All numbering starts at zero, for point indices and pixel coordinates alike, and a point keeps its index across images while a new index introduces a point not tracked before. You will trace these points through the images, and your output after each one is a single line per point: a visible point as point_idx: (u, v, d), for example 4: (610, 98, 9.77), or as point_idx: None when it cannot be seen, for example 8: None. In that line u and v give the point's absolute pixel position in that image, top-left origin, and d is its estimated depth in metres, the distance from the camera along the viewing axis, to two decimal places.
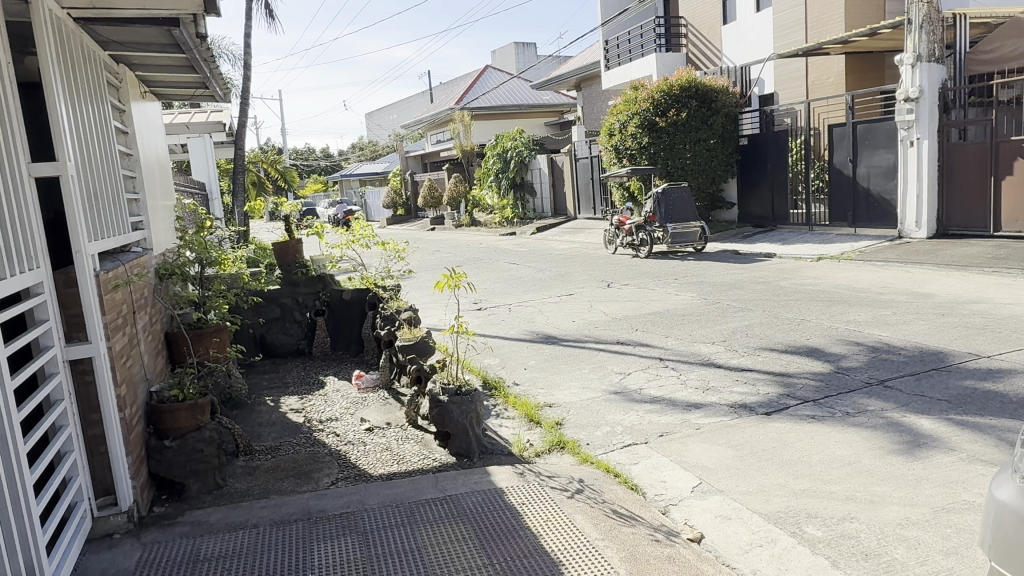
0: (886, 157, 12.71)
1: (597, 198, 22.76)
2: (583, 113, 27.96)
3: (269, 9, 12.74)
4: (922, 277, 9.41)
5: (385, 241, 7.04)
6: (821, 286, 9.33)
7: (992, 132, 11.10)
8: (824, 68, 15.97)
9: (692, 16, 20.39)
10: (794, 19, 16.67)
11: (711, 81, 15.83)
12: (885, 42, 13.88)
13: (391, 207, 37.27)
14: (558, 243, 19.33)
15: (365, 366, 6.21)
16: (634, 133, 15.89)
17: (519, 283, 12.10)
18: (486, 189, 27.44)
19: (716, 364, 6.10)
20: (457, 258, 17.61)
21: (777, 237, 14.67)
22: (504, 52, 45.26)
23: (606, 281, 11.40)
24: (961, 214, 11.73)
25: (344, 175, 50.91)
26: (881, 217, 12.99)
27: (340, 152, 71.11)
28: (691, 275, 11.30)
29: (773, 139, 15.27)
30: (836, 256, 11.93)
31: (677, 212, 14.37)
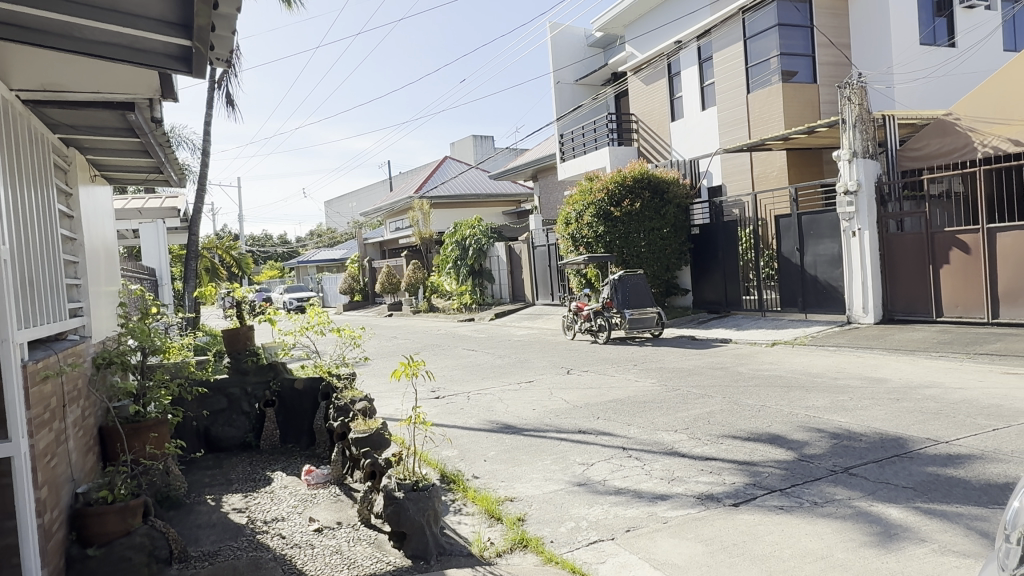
0: (830, 246, 13.22)
1: (555, 285, 23.02)
2: (540, 202, 28.70)
3: (231, 99, 12.88)
4: (874, 362, 9.60)
5: (340, 328, 6.88)
6: (778, 372, 9.41)
7: (927, 224, 11.71)
8: (767, 162, 16.83)
9: (642, 114, 21.47)
10: (737, 117, 17.68)
11: (662, 173, 16.46)
12: (823, 139, 14.75)
13: (348, 293, 37.02)
14: (516, 329, 19.33)
15: (316, 461, 5.89)
16: (590, 222, 16.34)
17: (477, 371, 11.92)
18: (444, 275, 27.55)
19: (680, 453, 5.99)
20: (414, 345, 17.41)
21: (731, 322, 14.94)
22: (462, 145, 46.72)
23: (566, 367, 11.32)
24: (904, 301, 12.15)
25: (301, 261, 50.69)
26: (829, 303, 13.38)
27: (298, 239, 71.07)
28: (651, 361, 11.31)
29: (724, 228, 15.81)
30: (789, 342, 12.16)
31: (633, 298, 14.57)
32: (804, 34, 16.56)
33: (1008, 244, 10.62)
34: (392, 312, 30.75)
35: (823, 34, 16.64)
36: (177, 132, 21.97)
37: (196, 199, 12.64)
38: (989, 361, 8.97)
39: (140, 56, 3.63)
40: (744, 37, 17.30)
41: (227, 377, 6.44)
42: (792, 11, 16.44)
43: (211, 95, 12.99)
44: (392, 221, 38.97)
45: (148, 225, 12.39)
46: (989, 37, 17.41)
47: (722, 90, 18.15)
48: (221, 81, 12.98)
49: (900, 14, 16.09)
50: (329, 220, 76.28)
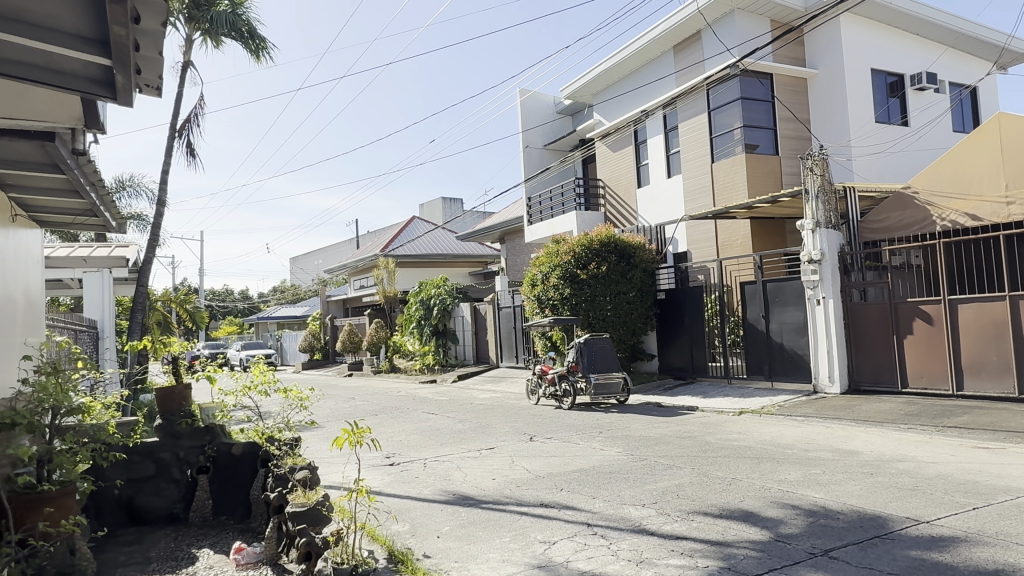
0: (796, 314, 13.21)
1: (520, 347, 22.66)
2: (507, 263, 28.64)
3: (191, 148, 12.57)
4: (843, 433, 9.37)
5: (286, 388, 6.41)
6: (747, 442, 9.11)
7: (890, 294, 11.78)
8: (731, 230, 17.00)
9: (609, 180, 21.74)
10: (701, 184, 17.96)
11: (629, 237, 16.48)
12: (786, 208, 14.97)
13: (308, 351, 36.09)
14: (479, 392, 18.80)
15: (249, 536, 5.33)
16: (556, 284, 16.20)
17: (436, 436, 11.37)
18: (407, 334, 27.01)
19: (649, 531, 5.57)
20: (372, 406, 16.74)
21: (697, 389, 14.70)
22: (431, 206, 46.93)
23: (529, 434, 10.85)
24: (870, 370, 12.09)
25: (261, 317, 49.53)
26: (795, 371, 13.27)
27: (260, 295, 69.80)
28: (616, 429, 10.92)
29: (690, 294, 15.77)
30: (757, 411, 11.92)
31: (599, 362, 14.25)
32: (766, 109, 17.11)
33: (970, 316, 10.68)
34: (352, 372, 30.01)
35: (783, 109, 17.23)
36: (135, 181, 21.47)
37: (147, 248, 12.11)
38: (958, 434, 8.82)
39: (61, 78, 3.92)
40: (708, 108, 17.74)
41: (157, 441, 5.87)
42: (754, 86, 16.98)
43: (170, 143, 12.67)
44: (356, 278, 38.47)
45: (92, 274, 11.79)
46: (939, 118, 18.20)
47: (686, 159, 18.48)
48: (182, 130, 12.68)
49: (857, 93, 16.74)
50: (293, 276, 75.25)
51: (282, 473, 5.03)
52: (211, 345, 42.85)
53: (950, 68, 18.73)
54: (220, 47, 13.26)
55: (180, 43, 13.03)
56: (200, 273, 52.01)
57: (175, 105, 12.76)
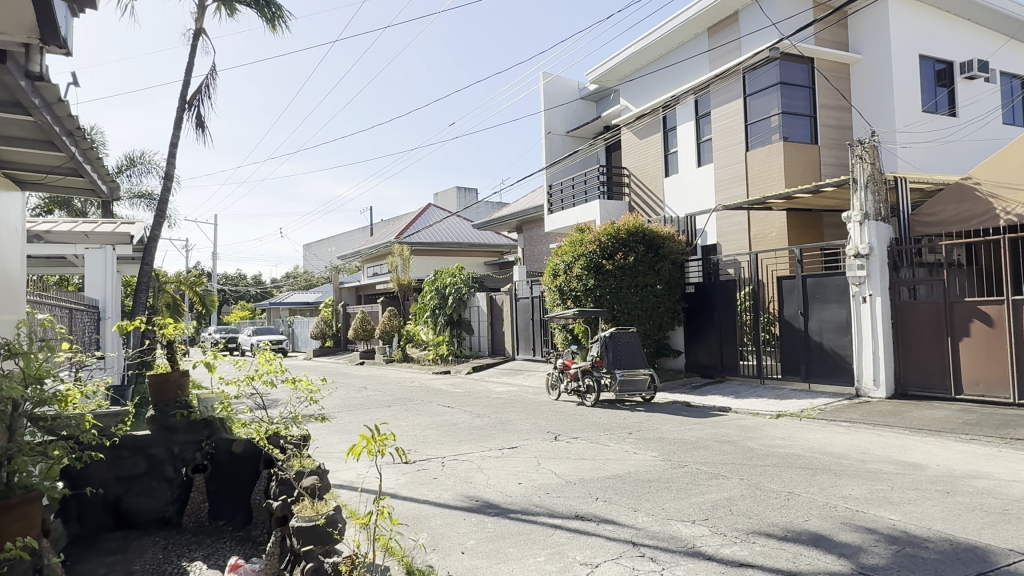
0: (837, 312, 12.39)
1: (537, 339, 21.97)
2: (525, 253, 27.93)
3: (199, 120, 11.90)
4: (899, 443, 8.58)
5: (295, 378, 5.79)
6: (794, 450, 8.34)
7: (944, 293, 10.94)
8: (765, 223, 16.13)
9: (635, 168, 20.90)
10: (734, 174, 17.10)
11: (657, 227, 15.68)
12: (829, 199, 14.11)
13: (319, 338, 35.60)
14: (495, 385, 18.12)
15: (247, 551, 4.66)
16: (580, 274, 15.46)
17: (453, 431, 10.69)
18: (421, 323, 26.36)
19: (705, 555, 4.83)
20: (385, 397, 16.11)
21: (727, 389, 13.91)
22: (447, 194, 46.28)
23: (553, 432, 10.14)
24: (919, 375, 11.26)
25: (272, 303, 49.15)
26: (835, 372, 12.45)
27: (273, 280, 69.50)
28: (647, 429, 10.19)
29: (721, 288, 14.94)
30: (796, 414, 11.13)
31: (625, 357, 13.48)
32: (805, 95, 16.20)
33: None
34: (364, 360, 29.47)
35: (824, 96, 16.31)
36: (145, 158, 20.96)
37: (153, 225, 11.49)
38: None
39: None
40: (743, 94, 16.84)
41: (149, 435, 5.21)
42: (794, 70, 16.08)
43: (179, 115, 12.01)
44: (370, 265, 37.89)
45: (94, 249, 11.18)
46: (988, 110, 17.22)
47: (719, 147, 17.61)
48: (193, 101, 12.01)
49: (903, 80, 15.80)
50: (307, 263, 74.93)
51: (287, 478, 4.34)
52: (223, 329, 42.54)
53: (1000, 57, 17.71)
54: (235, 15, 12.59)
55: (193, 10, 12.33)
56: (214, 257, 51.74)
57: (186, 75, 12.09)
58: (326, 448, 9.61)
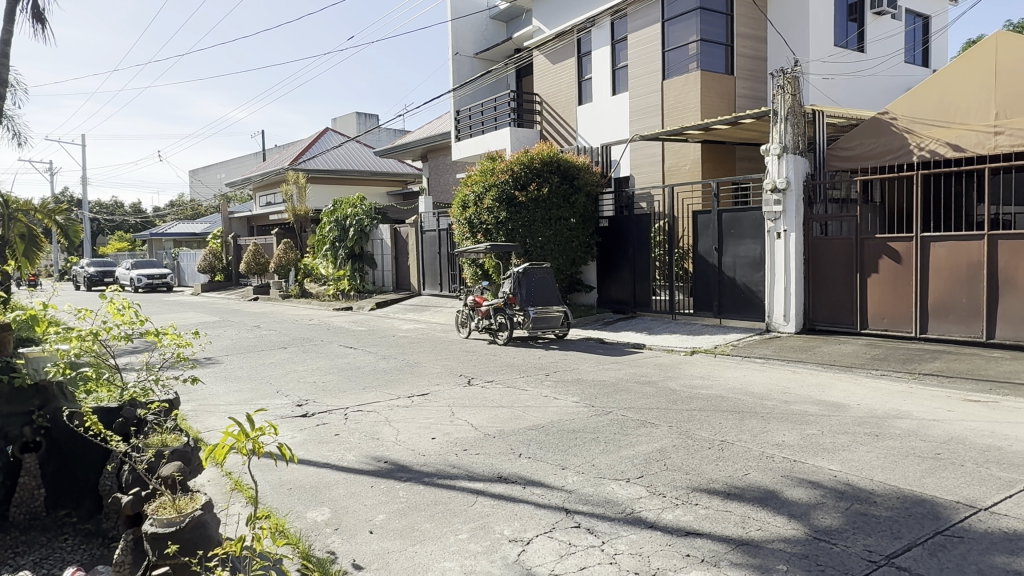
0: (751, 248, 12.27)
1: (444, 274, 21.11)
2: (430, 183, 26.70)
3: (37, 12, 9.82)
4: (816, 381, 8.54)
5: (158, 331, 4.83)
6: (716, 391, 8.09)
7: (856, 230, 10.95)
8: (679, 155, 15.76)
9: (546, 95, 19.97)
10: (649, 104, 16.54)
11: (573, 157, 14.96)
12: (745, 132, 13.82)
13: (207, 271, 33.09)
14: (401, 322, 17.22)
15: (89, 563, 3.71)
16: (491, 207, 14.61)
17: (357, 377, 9.82)
18: (320, 257, 24.80)
19: (647, 523, 4.32)
20: (280, 337, 14.89)
21: (640, 325, 13.73)
22: (345, 119, 43.58)
23: (465, 376, 9.50)
24: (828, 311, 11.39)
25: (153, 234, 45.24)
26: (746, 307, 12.44)
27: (155, 209, 64.13)
28: (564, 370, 9.72)
29: (635, 222, 14.53)
30: (710, 351, 11.02)
31: (538, 294, 12.90)
32: (723, 22, 15.68)
33: (942, 255, 9.99)
34: (257, 296, 27.71)
35: (741, 25, 15.86)
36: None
37: None
38: (938, 384, 8.13)
39: None
40: (661, 19, 16.09)
41: None
42: None
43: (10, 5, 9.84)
44: (261, 194, 35.29)
45: None
46: (893, 48, 17.44)
47: (636, 74, 16.87)
48: None
49: (817, 13, 15.60)
50: (193, 190, 69.56)
51: (139, 468, 3.55)
52: (97, 263, 38.92)
53: None
54: None
55: None
56: (84, 183, 46.85)
57: None
58: (211, 401, 8.52)
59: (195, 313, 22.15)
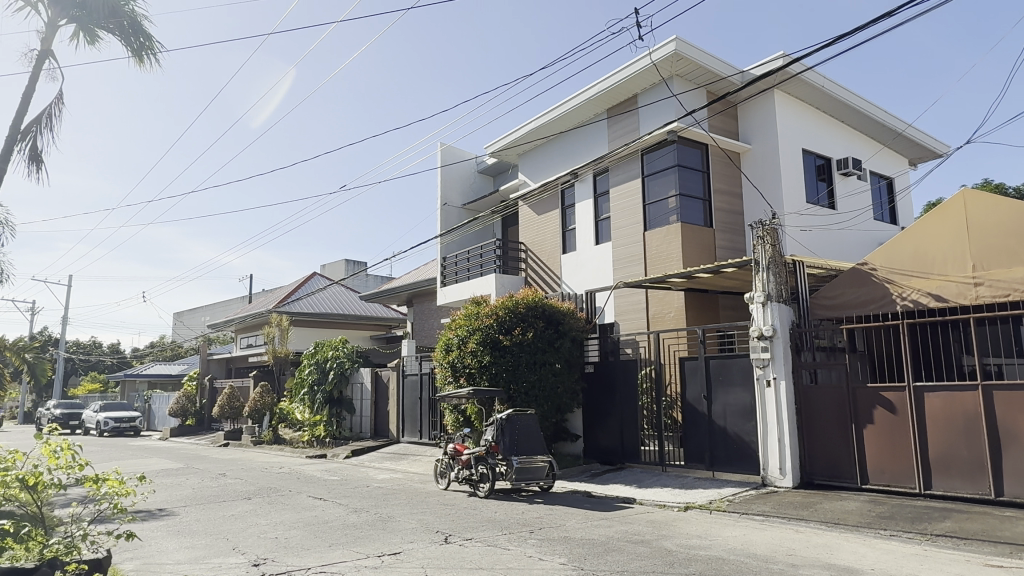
0: (741, 395, 11.97)
1: (424, 421, 20.40)
2: (414, 328, 26.69)
3: (34, 153, 10.00)
4: (821, 541, 7.91)
5: (96, 477, 4.44)
6: (716, 552, 7.41)
7: (847, 378, 10.75)
8: (663, 302, 15.85)
9: (531, 244, 20.47)
10: (632, 253, 16.92)
11: (558, 303, 15.05)
12: (728, 280, 14.01)
13: (179, 415, 31.97)
14: (377, 472, 16.31)
15: None
16: (474, 350, 14.36)
17: (325, 533, 9.01)
18: (297, 401, 24.01)
19: None
20: (245, 487, 13.95)
21: (629, 477, 13.03)
22: (334, 265, 44.44)
23: (442, 532, 8.73)
24: (824, 463, 10.89)
25: (126, 374, 44.13)
26: (739, 459, 11.89)
27: (134, 351, 63.36)
28: (550, 527, 8.99)
29: (622, 368, 14.32)
30: (704, 506, 10.32)
31: (522, 442, 12.32)
32: (700, 179, 16.48)
33: (937, 405, 9.73)
34: (228, 443, 26.58)
35: (717, 181, 16.65)
36: None
37: None
38: (954, 546, 7.53)
39: None
40: (641, 174, 16.89)
41: None
42: (689, 155, 16.34)
43: (10, 146, 10.05)
44: (243, 336, 34.98)
45: None
46: (862, 205, 18.31)
47: (618, 226, 17.42)
48: (27, 131, 10.11)
49: (789, 172, 16.48)
50: (176, 332, 69.14)
51: None
52: (66, 405, 37.79)
53: (871, 158, 19.07)
54: (93, 43, 10.82)
55: (42, 30, 10.40)
56: (66, 321, 46.59)
57: (22, 102, 10.23)
58: (158, 560, 7.69)
59: (160, 459, 21.01)
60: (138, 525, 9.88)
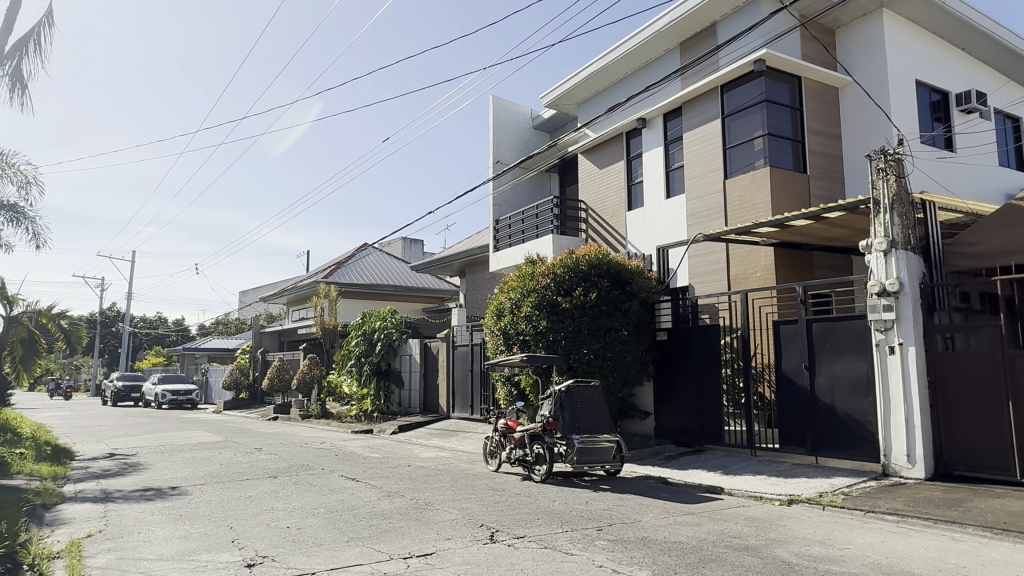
0: (854, 366, 9.80)
1: (475, 395, 18.81)
2: (467, 298, 25.14)
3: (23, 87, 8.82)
4: (999, 556, 5.80)
5: None
6: (857, 569, 5.42)
7: (1001, 343, 8.47)
8: (748, 260, 13.65)
9: (592, 202, 18.45)
10: (710, 205, 14.73)
11: (625, 260, 13.09)
12: (831, 229, 11.74)
13: (232, 388, 31.52)
14: (423, 449, 14.77)
15: None
16: (529, 314, 12.55)
17: (348, 522, 7.43)
18: (344, 373, 22.73)
19: None
20: (277, 463, 12.59)
21: (711, 461, 11.05)
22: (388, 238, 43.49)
23: (487, 527, 7.00)
24: (967, 450, 8.68)
25: (186, 348, 44.47)
26: (851, 444, 9.75)
27: (198, 326, 64.46)
28: (623, 523, 7.15)
29: (700, 335, 12.28)
30: (815, 501, 8.28)
31: (584, 418, 10.50)
32: (791, 117, 14.09)
33: None
34: (277, 416, 25.75)
35: (812, 119, 14.23)
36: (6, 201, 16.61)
37: None
38: None
39: None
40: (721, 114, 14.60)
41: None
42: (779, 88, 13.96)
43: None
44: (295, 309, 34.27)
45: None
46: (985, 147, 15.54)
47: (693, 175, 15.20)
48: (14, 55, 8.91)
49: (900, 106, 13.93)
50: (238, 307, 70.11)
51: None
52: (128, 377, 38.23)
53: (994, 93, 16.21)
54: None
55: None
56: (130, 295, 47.28)
57: (7, 18, 8.93)
58: (137, 553, 6.27)
59: (202, 431, 20.10)
60: (139, 506, 8.56)
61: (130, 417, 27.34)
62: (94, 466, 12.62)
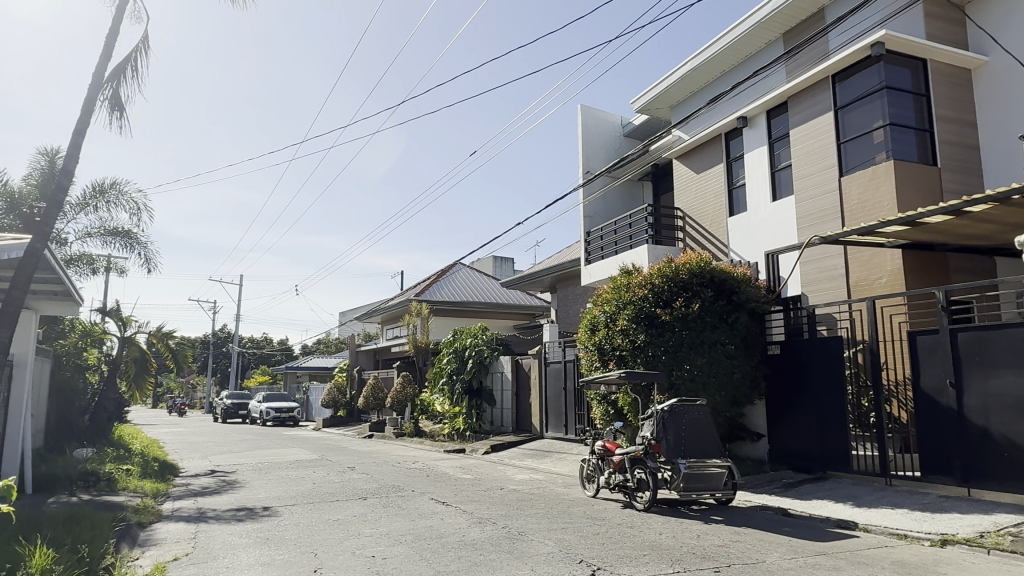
0: (1014, 382, 8.38)
1: (569, 414, 18.05)
2: (558, 314, 24.48)
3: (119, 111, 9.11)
4: None
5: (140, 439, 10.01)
6: None
7: None
8: (871, 265, 12.26)
9: (690, 209, 17.40)
10: (823, 206, 13.43)
11: (729, 268, 12.05)
12: (972, 225, 10.29)
13: (331, 406, 32.19)
14: (516, 471, 14.14)
15: None
16: (625, 328, 11.71)
17: (435, 553, 6.88)
18: (436, 392, 22.56)
19: None
20: (369, 484, 12.32)
21: (838, 491, 9.81)
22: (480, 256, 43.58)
23: (587, 564, 6.27)
24: None
25: (290, 367, 46.13)
26: (1014, 474, 8.31)
27: (301, 346, 67.08)
28: (744, 564, 6.22)
29: (819, 348, 11.05)
30: (975, 542, 7.00)
31: (690, 441, 9.56)
32: (916, 104, 12.64)
33: None
34: (372, 434, 25.93)
35: (941, 106, 12.71)
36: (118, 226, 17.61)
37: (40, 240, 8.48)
38: None
39: None
40: (834, 106, 13.32)
41: None
42: (901, 74, 12.57)
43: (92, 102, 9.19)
44: (389, 327, 34.73)
45: None
46: None
47: (803, 174, 13.94)
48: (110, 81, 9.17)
49: None
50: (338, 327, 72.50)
51: None
52: (236, 395, 39.97)
53: None
54: None
55: None
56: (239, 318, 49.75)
57: (107, 46, 9.23)
58: None
59: (300, 449, 20.38)
60: (229, 527, 8.39)
61: (237, 434, 28.35)
62: (195, 483, 12.82)
